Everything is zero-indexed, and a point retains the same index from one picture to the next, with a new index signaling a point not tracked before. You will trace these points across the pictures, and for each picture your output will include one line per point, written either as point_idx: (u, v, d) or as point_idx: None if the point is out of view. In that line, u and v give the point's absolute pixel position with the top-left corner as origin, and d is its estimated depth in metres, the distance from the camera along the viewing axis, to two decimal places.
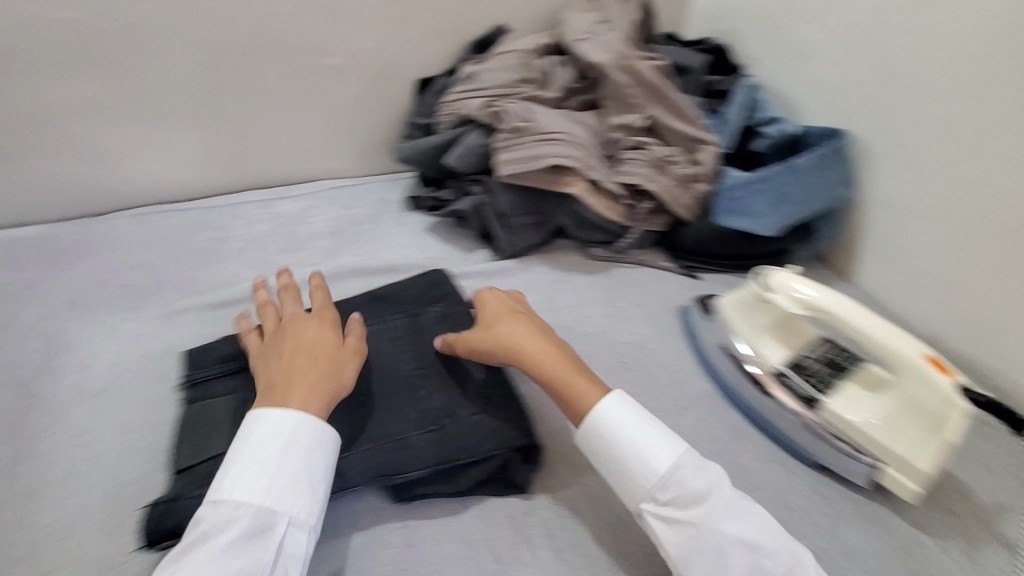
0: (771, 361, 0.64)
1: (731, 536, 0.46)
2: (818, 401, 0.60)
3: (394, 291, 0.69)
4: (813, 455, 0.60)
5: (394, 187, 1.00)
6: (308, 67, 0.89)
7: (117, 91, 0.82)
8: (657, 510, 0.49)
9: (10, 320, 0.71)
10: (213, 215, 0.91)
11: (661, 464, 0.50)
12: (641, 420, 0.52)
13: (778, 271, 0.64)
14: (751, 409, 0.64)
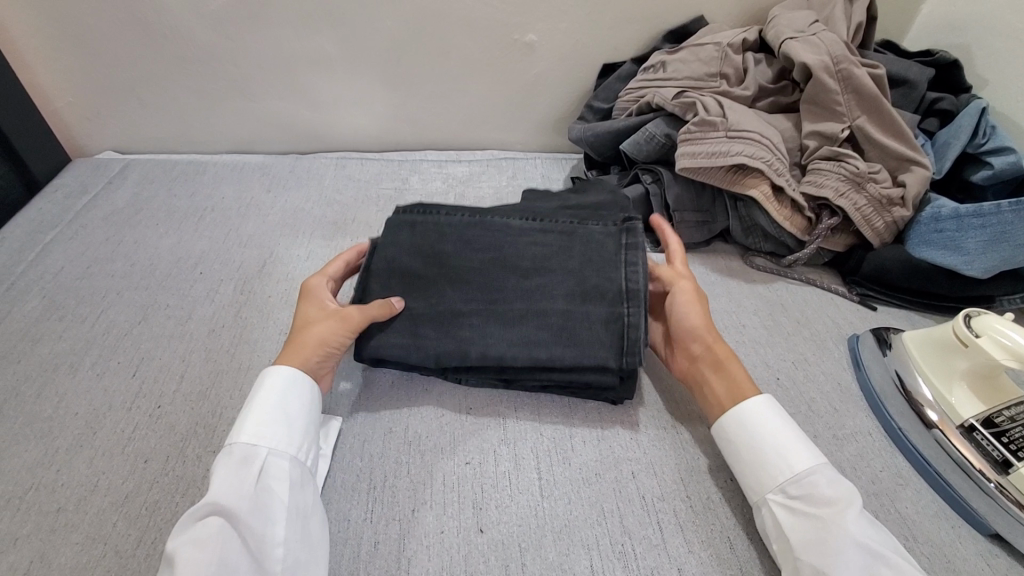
0: (957, 412, 0.56)
1: (861, 545, 0.43)
2: (1010, 464, 0.52)
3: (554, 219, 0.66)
4: (988, 522, 0.52)
5: (559, 165, 1.03)
6: (505, 42, 0.93)
7: (342, 45, 0.92)
8: (786, 505, 0.47)
9: (238, 228, 0.85)
10: (397, 167, 1.01)
11: (800, 463, 0.48)
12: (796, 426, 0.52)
13: (986, 314, 0.55)
14: (919, 460, 0.57)
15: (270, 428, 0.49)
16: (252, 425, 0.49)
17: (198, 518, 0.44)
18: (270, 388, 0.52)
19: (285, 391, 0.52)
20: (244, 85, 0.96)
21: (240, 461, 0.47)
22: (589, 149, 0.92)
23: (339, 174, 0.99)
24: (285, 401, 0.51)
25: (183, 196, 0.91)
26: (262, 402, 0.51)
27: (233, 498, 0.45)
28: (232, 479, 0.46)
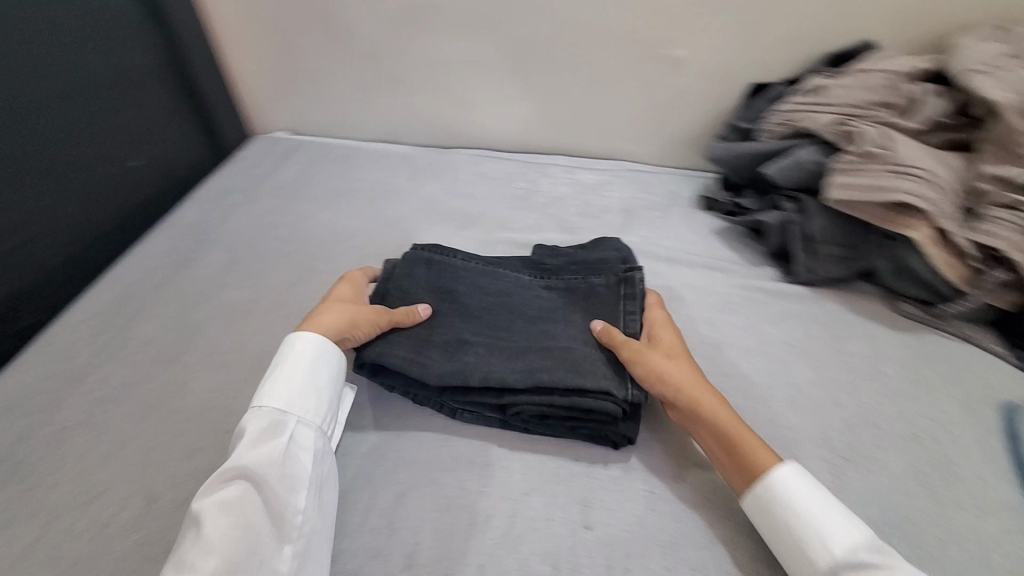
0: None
1: None
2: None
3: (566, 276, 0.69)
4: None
5: (689, 183, 1.02)
6: (652, 56, 0.94)
7: (494, 49, 0.98)
8: None
9: (382, 211, 0.93)
10: (528, 169, 1.05)
11: (835, 536, 0.47)
12: (830, 499, 0.49)
13: None
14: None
15: (290, 388, 0.55)
16: (278, 390, 0.55)
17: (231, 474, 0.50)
18: (299, 359, 0.57)
19: (313, 363, 0.58)
20: (401, 80, 1.05)
21: (268, 425, 0.53)
22: (727, 169, 0.90)
23: (473, 170, 1.05)
24: (301, 376, 0.57)
25: (338, 176, 1.02)
26: (289, 367, 0.57)
27: (260, 459, 0.51)
28: (259, 446, 0.51)
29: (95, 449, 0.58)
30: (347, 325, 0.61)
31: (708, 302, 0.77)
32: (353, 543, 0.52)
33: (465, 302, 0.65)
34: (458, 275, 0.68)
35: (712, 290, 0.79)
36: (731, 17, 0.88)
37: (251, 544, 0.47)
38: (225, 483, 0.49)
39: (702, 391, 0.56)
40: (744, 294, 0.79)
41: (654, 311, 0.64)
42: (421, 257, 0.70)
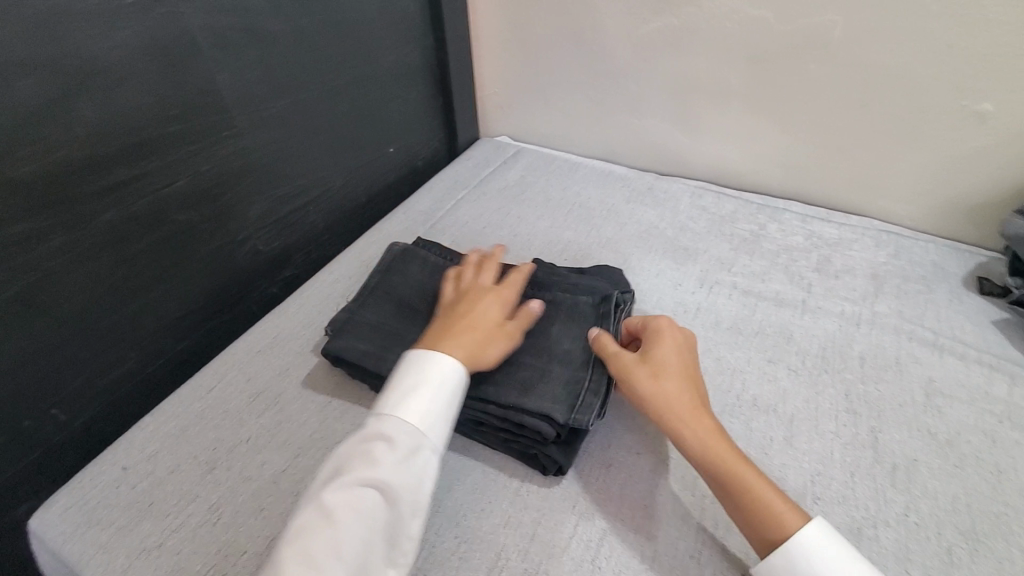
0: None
1: None
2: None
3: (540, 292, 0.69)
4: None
5: (959, 257, 0.86)
6: (945, 106, 0.81)
7: (749, 81, 0.92)
8: None
9: (598, 229, 0.92)
10: (756, 210, 0.97)
11: None
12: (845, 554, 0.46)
13: None
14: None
15: (434, 407, 0.53)
16: (413, 403, 0.52)
17: (353, 473, 0.47)
18: (434, 386, 0.53)
19: (446, 387, 0.54)
20: (638, 103, 1.04)
21: (392, 439, 0.49)
22: None
23: (694, 202, 0.99)
24: (430, 395, 0.53)
25: (557, 187, 1.03)
26: (422, 388, 0.53)
27: (388, 477, 0.47)
28: (374, 461, 0.48)
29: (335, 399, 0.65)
30: (476, 343, 0.58)
31: (987, 409, 0.63)
32: (555, 567, 0.51)
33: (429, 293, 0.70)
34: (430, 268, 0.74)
35: (993, 395, 0.64)
36: None
37: (365, 561, 0.45)
38: (353, 489, 0.46)
39: (699, 428, 0.53)
40: None
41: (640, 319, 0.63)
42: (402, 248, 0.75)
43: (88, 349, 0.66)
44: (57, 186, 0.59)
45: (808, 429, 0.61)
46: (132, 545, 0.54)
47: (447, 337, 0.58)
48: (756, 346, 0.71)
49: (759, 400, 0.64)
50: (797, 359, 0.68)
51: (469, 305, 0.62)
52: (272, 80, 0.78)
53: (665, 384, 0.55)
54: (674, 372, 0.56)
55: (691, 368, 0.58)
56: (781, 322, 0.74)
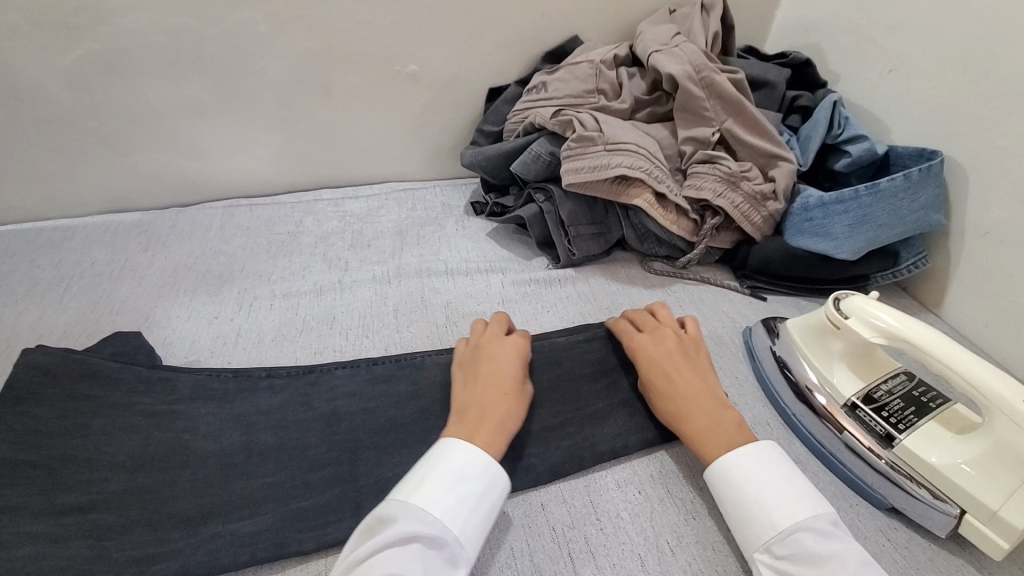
0: (838, 388, 0.58)
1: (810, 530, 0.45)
2: (893, 440, 0.53)
3: None
4: (881, 497, 0.53)
5: (459, 191, 1.03)
6: (385, 73, 0.93)
7: (214, 90, 0.88)
8: (771, 565, 0.46)
9: (110, 295, 0.78)
10: (290, 210, 0.96)
11: (802, 512, 0.47)
12: (782, 476, 0.49)
13: (854, 296, 0.57)
14: (815, 444, 0.58)
15: (453, 506, 0.46)
16: (440, 500, 0.47)
17: (387, 563, 0.43)
18: (447, 461, 0.49)
19: (462, 472, 0.48)
20: (110, 142, 0.89)
21: (430, 545, 0.44)
22: (483, 173, 0.91)
23: (226, 223, 0.93)
24: (424, 483, 0.47)
25: (47, 266, 0.83)
26: (440, 476, 0.48)
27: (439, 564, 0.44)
28: (389, 543, 0.44)
29: None
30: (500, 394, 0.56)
31: (490, 305, 0.77)
32: None
33: None
34: None
35: (492, 293, 0.79)
36: (448, 30, 0.91)
37: None
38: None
39: (486, 376, 0.57)
40: (523, 287, 0.80)
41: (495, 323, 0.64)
42: None
43: None
44: None
45: (359, 399, 0.64)
46: None
47: (499, 399, 0.55)
48: (303, 344, 0.71)
49: (310, 396, 0.64)
50: (341, 338, 0.71)
51: (488, 367, 0.58)
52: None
53: (477, 363, 0.59)
54: (655, 358, 0.59)
55: (692, 351, 0.60)
56: (324, 310, 0.76)
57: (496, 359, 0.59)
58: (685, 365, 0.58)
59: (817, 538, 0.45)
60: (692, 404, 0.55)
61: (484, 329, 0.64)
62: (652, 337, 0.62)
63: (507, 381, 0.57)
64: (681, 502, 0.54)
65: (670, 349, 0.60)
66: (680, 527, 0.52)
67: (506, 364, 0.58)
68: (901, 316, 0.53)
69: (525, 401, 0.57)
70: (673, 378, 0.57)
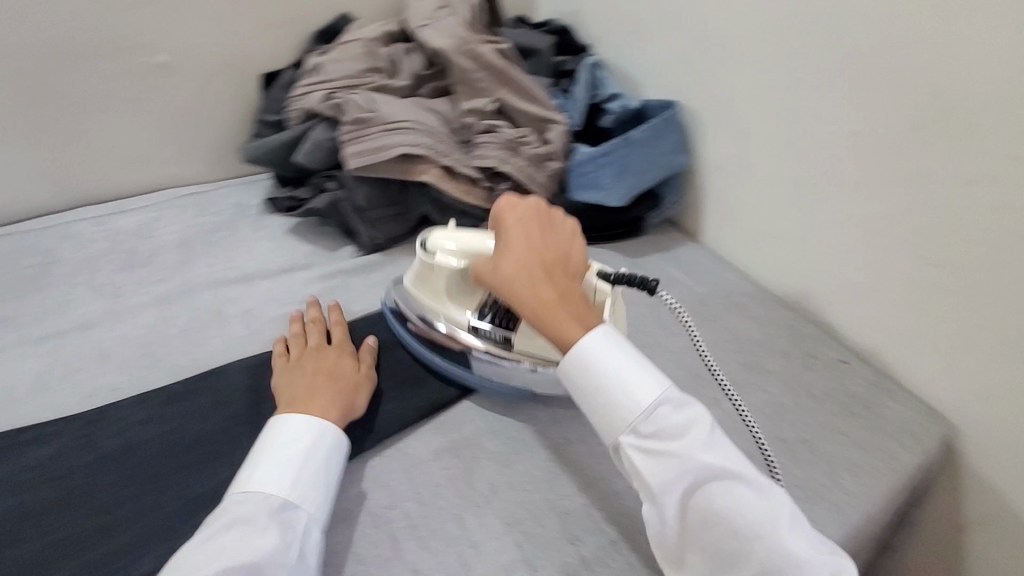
0: (460, 316, 0.64)
1: (664, 405, 0.49)
2: (509, 338, 0.61)
3: None
4: (530, 387, 0.62)
5: (254, 189, 0.96)
6: (128, 66, 0.82)
7: None
8: (638, 443, 0.48)
9: None
10: (38, 237, 0.82)
11: (647, 394, 0.49)
12: (635, 361, 0.51)
13: (436, 232, 0.63)
14: (438, 362, 0.64)
15: (283, 472, 0.48)
16: (284, 466, 0.48)
17: (202, 563, 0.42)
18: (272, 442, 0.50)
19: (280, 454, 0.49)
20: None
21: (253, 522, 0.44)
22: (265, 165, 0.86)
23: None
24: (238, 473, 0.49)
25: None
26: (273, 454, 0.49)
27: (271, 535, 0.44)
28: (218, 532, 0.44)
29: None
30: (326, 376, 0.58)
31: (296, 304, 0.74)
32: None
33: None
34: None
35: (298, 291, 0.76)
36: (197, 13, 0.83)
37: None
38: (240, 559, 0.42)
39: (315, 369, 0.58)
40: (329, 280, 0.78)
41: (337, 330, 0.64)
42: None
43: None
44: None
45: (147, 428, 0.58)
46: None
47: (323, 387, 0.56)
48: (70, 389, 0.62)
49: (87, 439, 0.56)
50: (119, 374, 0.64)
51: (309, 362, 0.59)
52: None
53: (300, 363, 0.60)
54: (518, 237, 0.56)
55: (546, 226, 0.58)
56: (95, 344, 0.67)
57: (324, 356, 0.61)
58: (551, 246, 0.56)
59: (665, 420, 0.48)
60: (535, 286, 0.54)
61: (304, 338, 0.64)
62: (522, 215, 0.58)
63: (342, 369, 0.59)
64: (495, 455, 0.58)
65: (550, 236, 0.57)
66: (497, 479, 0.55)
67: (336, 361, 0.60)
68: (477, 234, 0.61)
69: (351, 381, 0.58)
70: (504, 268, 0.55)
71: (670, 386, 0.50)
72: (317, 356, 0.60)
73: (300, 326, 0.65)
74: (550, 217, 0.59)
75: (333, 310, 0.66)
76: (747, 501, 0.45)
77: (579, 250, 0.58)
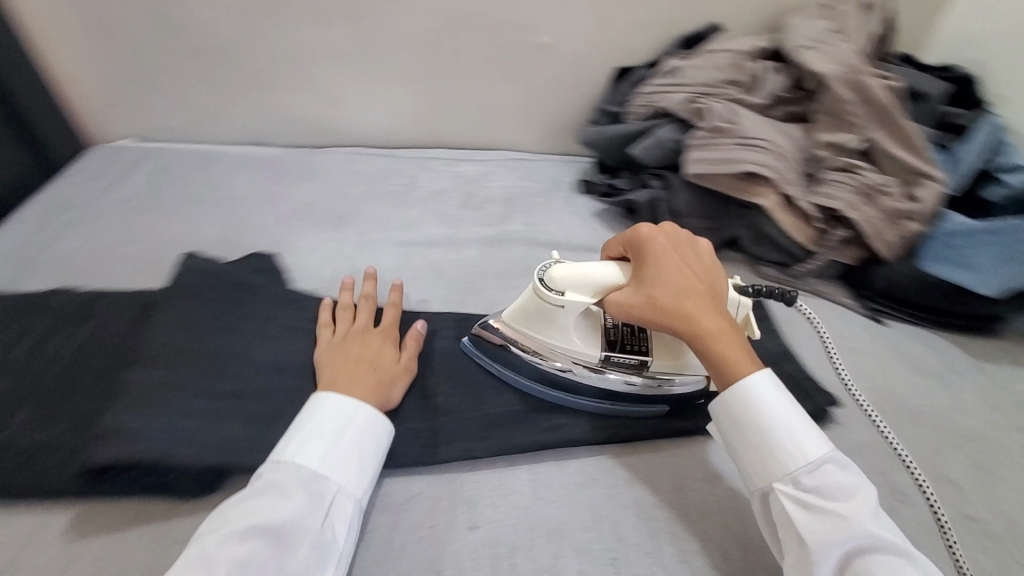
0: (588, 352, 0.59)
1: (831, 460, 0.47)
2: (643, 364, 0.59)
3: (117, 305, 0.63)
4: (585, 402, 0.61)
5: (571, 166, 1.04)
6: (519, 43, 0.93)
7: (357, 39, 0.92)
8: (797, 496, 0.46)
9: (248, 220, 0.86)
10: (408, 164, 1.01)
11: (812, 449, 0.47)
12: (795, 411, 0.49)
13: (557, 266, 0.58)
14: (539, 390, 0.61)
15: (325, 446, 0.49)
16: (325, 450, 0.49)
17: (242, 520, 0.43)
18: (312, 415, 0.51)
19: (320, 427, 0.50)
20: (262, 81, 0.97)
21: (288, 491, 0.46)
22: (596, 150, 0.91)
23: (349, 169, 0.99)
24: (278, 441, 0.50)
25: (200, 185, 0.93)
26: (315, 428, 0.50)
27: (302, 505, 0.45)
28: (253, 498, 0.45)
29: None
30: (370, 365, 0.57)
31: None
32: None
33: None
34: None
35: None
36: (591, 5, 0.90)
37: None
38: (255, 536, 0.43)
39: (357, 357, 0.58)
40: None
41: (388, 313, 0.66)
42: None
43: None
44: None
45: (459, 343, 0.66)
46: None
47: (367, 377, 0.55)
48: (411, 289, 0.75)
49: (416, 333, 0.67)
50: (446, 292, 0.75)
51: (357, 351, 0.59)
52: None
53: (347, 345, 0.59)
54: (664, 252, 0.55)
55: (693, 251, 0.57)
56: (433, 261, 0.80)
57: (368, 337, 0.61)
58: (701, 272, 0.55)
59: (851, 485, 0.46)
60: (699, 310, 0.53)
61: (353, 317, 0.64)
62: (667, 240, 0.57)
63: (383, 360, 0.58)
64: None
65: (686, 258, 0.56)
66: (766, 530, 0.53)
67: (378, 349, 0.60)
68: (606, 270, 0.57)
69: (393, 372, 0.58)
70: (659, 291, 0.53)
71: (835, 448, 0.48)
72: (353, 342, 0.60)
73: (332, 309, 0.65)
74: (694, 244, 0.58)
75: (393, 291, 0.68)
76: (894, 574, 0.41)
77: (721, 274, 0.57)
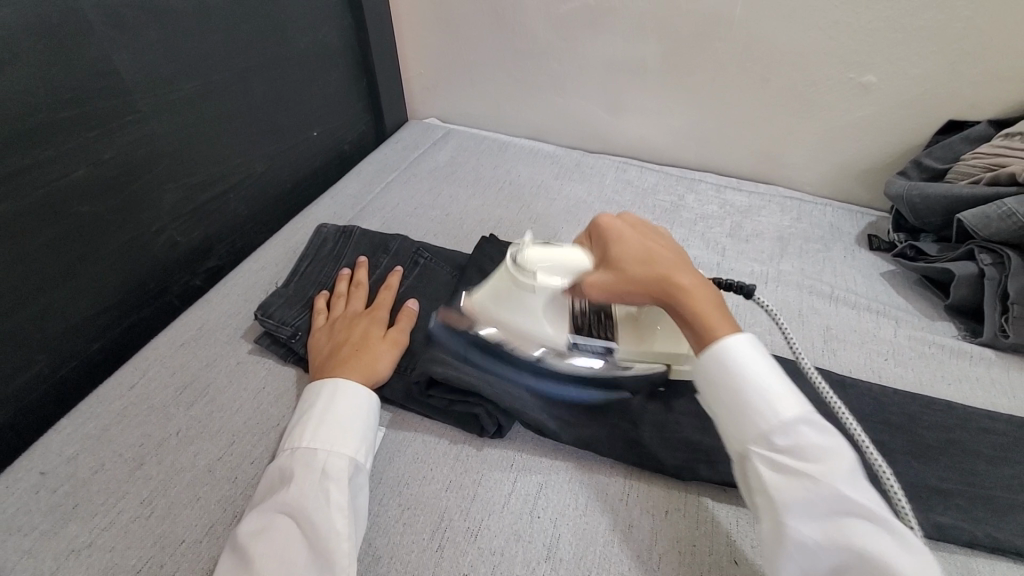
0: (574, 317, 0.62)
1: (808, 425, 0.43)
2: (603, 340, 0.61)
3: (438, 256, 0.73)
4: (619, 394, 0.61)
5: (854, 216, 0.95)
6: (835, 80, 0.88)
7: (664, 57, 0.95)
8: (772, 461, 0.43)
9: (528, 207, 0.95)
10: (675, 182, 1.02)
11: (788, 411, 0.44)
12: (775, 366, 0.46)
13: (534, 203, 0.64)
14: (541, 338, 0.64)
15: (314, 429, 0.50)
16: (323, 434, 0.49)
17: (257, 514, 0.45)
18: (319, 401, 0.52)
19: (318, 413, 0.51)
20: (562, 81, 1.04)
21: (288, 475, 0.47)
22: (908, 211, 0.83)
23: (618, 177, 1.03)
24: (287, 436, 0.51)
25: (488, 166, 1.04)
26: (313, 415, 0.51)
27: (308, 477, 0.46)
28: (268, 494, 0.47)
29: (269, 386, 0.61)
30: (353, 347, 0.58)
31: (876, 349, 0.71)
32: (495, 522, 0.52)
33: (333, 267, 0.71)
34: (336, 241, 0.74)
35: (880, 338, 0.73)
36: (942, 46, 0.81)
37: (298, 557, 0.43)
38: (264, 516, 0.45)
39: (344, 341, 0.59)
40: (919, 346, 0.72)
41: (383, 296, 0.66)
42: (328, 235, 0.74)
43: (52, 339, 0.62)
44: (59, 201, 0.59)
45: None
46: (126, 508, 0.51)
47: (353, 364, 0.56)
48: None
49: None
50: None
51: (344, 335, 0.60)
52: (167, 44, 0.68)
53: (337, 334, 0.60)
54: (659, 245, 0.54)
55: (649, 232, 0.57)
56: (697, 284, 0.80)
57: (354, 322, 0.62)
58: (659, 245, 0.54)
59: (828, 457, 0.42)
60: (677, 278, 0.51)
61: (345, 301, 0.65)
62: (625, 223, 0.57)
63: (369, 343, 0.59)
64: None
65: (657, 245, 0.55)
66: None
67: (365, 329, 0.61)
68: None
69: (377, 352, 0.59)
70: (648, 247, 0.53)
71: (814, 409, 0.44)
72: (344, 324, 0.62)
73: (343, 282, 0.68)
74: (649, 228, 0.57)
75: (391, 275, 0.69)
76: (896, 553, 0.39)
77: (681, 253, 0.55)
